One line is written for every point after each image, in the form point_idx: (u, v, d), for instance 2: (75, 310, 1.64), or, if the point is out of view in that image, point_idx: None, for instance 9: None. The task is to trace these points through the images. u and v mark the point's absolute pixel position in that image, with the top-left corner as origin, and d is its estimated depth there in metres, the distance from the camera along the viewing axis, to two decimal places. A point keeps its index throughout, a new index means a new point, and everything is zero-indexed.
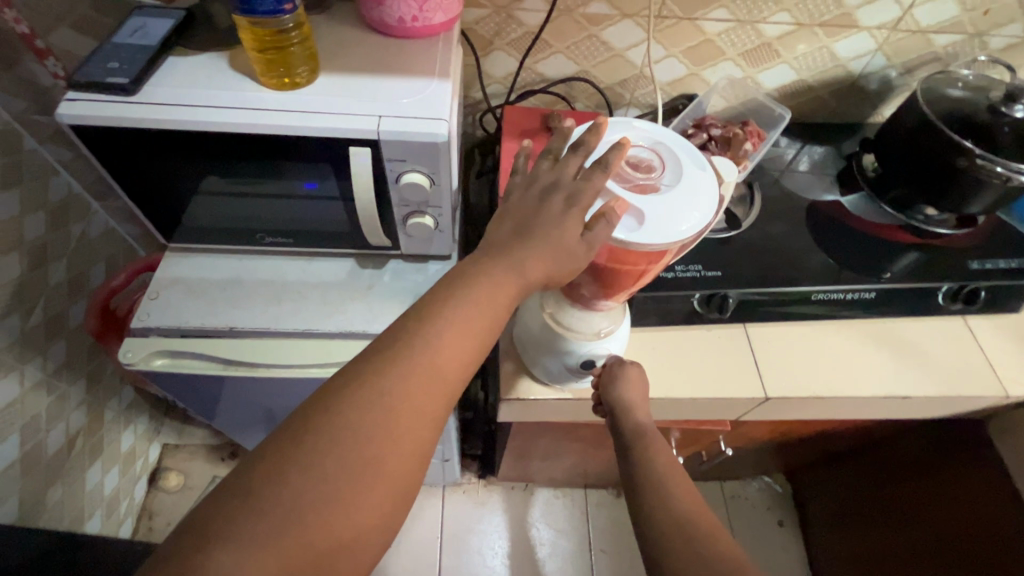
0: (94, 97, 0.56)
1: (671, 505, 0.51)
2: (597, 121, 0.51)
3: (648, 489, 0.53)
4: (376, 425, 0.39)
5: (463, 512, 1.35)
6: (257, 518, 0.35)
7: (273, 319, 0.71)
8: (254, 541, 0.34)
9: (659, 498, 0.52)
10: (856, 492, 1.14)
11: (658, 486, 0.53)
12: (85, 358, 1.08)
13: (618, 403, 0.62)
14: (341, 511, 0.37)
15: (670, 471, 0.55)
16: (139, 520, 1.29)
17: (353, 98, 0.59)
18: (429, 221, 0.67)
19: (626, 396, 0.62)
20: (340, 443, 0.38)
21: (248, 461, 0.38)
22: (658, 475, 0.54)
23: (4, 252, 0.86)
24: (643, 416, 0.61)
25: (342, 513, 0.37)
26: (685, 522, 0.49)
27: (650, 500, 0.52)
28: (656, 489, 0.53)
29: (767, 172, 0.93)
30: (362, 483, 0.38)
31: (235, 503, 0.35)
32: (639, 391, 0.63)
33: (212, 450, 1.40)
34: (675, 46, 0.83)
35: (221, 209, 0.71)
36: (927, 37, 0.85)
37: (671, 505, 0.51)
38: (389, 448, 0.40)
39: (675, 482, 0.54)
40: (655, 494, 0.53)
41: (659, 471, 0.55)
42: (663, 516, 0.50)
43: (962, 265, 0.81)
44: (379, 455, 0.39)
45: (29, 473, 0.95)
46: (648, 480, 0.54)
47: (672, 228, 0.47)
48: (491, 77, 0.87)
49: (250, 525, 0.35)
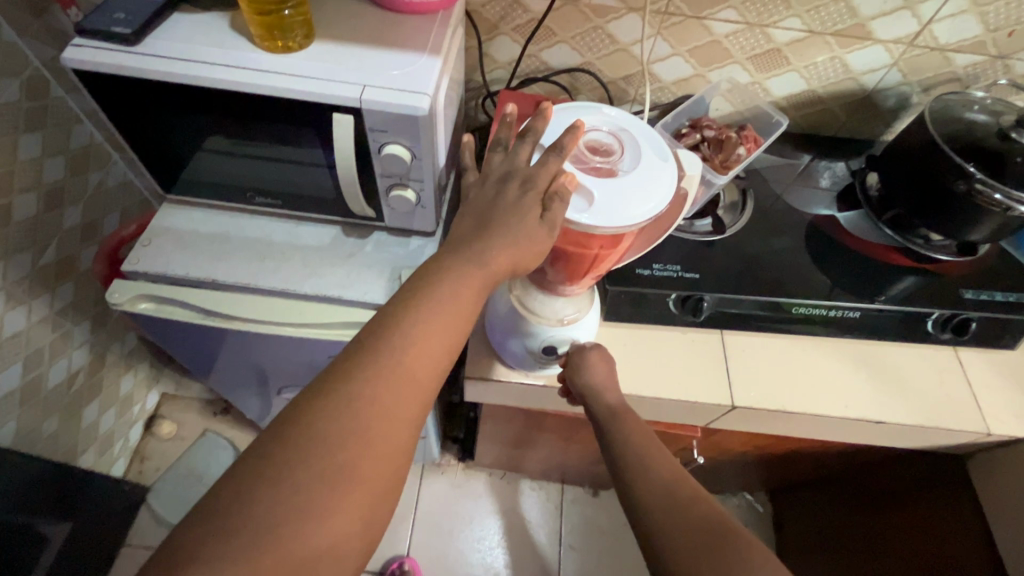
0: (96, 44, 0.59)
1: (651, 478, 0.51)
2: (542, 106, 0.53)
3: (627, 468, 0.53)
4: (346, 434, 0.40)
5: (439, 494, 1.36)
6: (229, 537, 0.36)
7: (254, 276, 0.74)
8: (223, 560, 0.35)
9: (637, 474, 0.52)
10: (834, 519, 1.12)
11: (636, 458, 0.53)
12: (93, 300, 1.13)
13: (586, 388, 0.62)
14: (317, 525, 0.38)
15: (645, 442, 0.55)
16: (131, 463, 1.35)
17: (341, 65, 0.61)
18: (411, 194, 0.70)
19: (595, 381, 0.62)
20: (312, 456, 0.39)
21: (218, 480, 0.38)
22: (633, 453, 0.54)
23: (23, 190, 0.90)
24: (614, 394, 0.61)
25: (317, 524, 0.38)
26: (667, 493, 0.49)
27: (630, 477, 0.52)
28: (635, 465, 0.53)
29: (770, 186, 0.91)
30: (336, 493, 0.39)
31: (205, 527, 0.36)
32: (607, 373, 0.63)
33: (206, 404, 1.45)
34: (680, 44, 0.85)
35: (217, 167, 0.74)
36: (945, 54, 0.84)
37: (652, 477, 0.51)
38: (362, 455, 0.41)
39: (653, 455, 0.53)
40: (636, 471, 0.52)
41: (633, 449, 0.54)
42: (644, 488, 0.50)
43: (955, 294, 0.78)
44: (352, 463, 0.40)
45: (28, 401, 1.00)
46: (626, 459, 0.54)
47: (621, 211, 0.49)
48: (495, 61, 0.89)
49: (222, 547, 0.35)
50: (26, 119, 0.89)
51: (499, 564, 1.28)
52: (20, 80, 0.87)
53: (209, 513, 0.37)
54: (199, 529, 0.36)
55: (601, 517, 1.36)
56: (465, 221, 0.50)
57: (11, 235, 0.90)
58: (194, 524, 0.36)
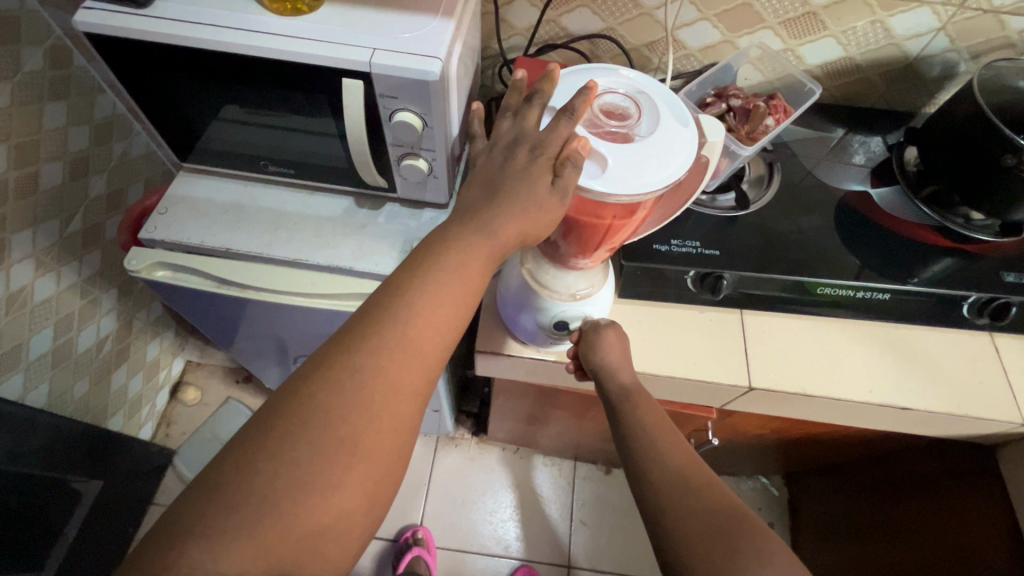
0: (107, 7, 0.58)
1: (664, 462, 0.50)
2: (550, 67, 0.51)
3: (638, 450, 0.52)
4: (348, 406, 0.40)
5: (453, 466, 1.37)
6: (231, 508, 0.36)
7: (267, 246, 0.74)
8: (225, 528, 0.35)
9: (649, 456, 0.51)
10: (852, 504, 1.10)
11: (648, 443, 0.52)
12: (119, 269, 1.16)
13: (599, 367, 0.60)
14: (318, 496, 0.38)
15: (657, 425, 0.54)
16: (158, 426, 1.41)
17: (350, 29, 0.59)
18: (423, 164, 0.68)
19: (607, 359, 0.60)
20: (315, 428, 0.39)
21: (221, 452, 0.39)
22: (645, 434, 0.53)
23: (49, 159, 0.92)
24: (627, 375, 0.59)
25: (319, 496, 0.38)
26: (680, 478, 0.48)
27: (641, 462, 0.51)
28: (647, 448, 0.51)
29: (799, 161, 0.86)
30: (338, 466, 0.39)
31: (208, 495, 0.36)
32: (620, 351, 0.62)
33: (229, 371, 1.49)
34: (709, 9, 0.80)
35: (231, 136, 0.74)
36: (999, 18, 0.78)
37: (664, 462, 0.50)
38: (363, 428, 0.40)
39: (665, 440, 0.52)
40: (648, 455, 0.51)
41: (646, 429, 0.53)
42: (656, 475, 0.49)
43: (995, 276, 0.73)
44: (353, 436, 0.40)
45: (60, 364, 1.04)
46: (638, 440, 0.53)
47: (638, 177, 0.47)
48: (513, 27, 0.87)
49: (225, 517, 0.36)
50: (51, 88, 0.90)
51: (511, 536, 1.30)
52: (44, 48, 0.88)
53: (213, 482, 0.37)
54: (204, 496, 0.36)
55: (614, 495, 1.37)
56: (474, 191, 0.48)
57: (37, 203, 0.91)
58: (199, 492, 0.37)
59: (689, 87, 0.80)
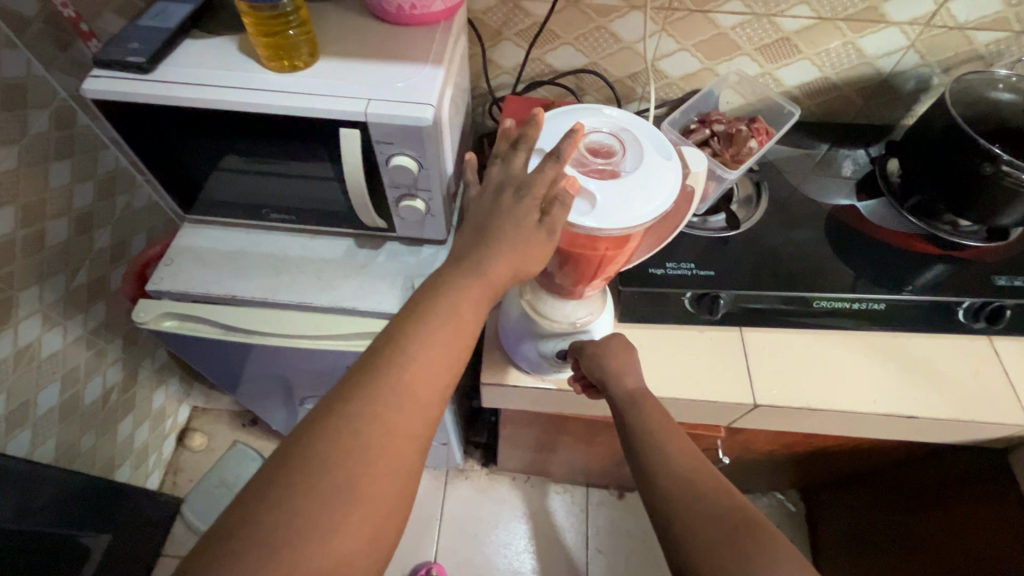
0: (113, 74, 0.61)
1: (671, 467, 0.50)
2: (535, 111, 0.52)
3: (646, 457, 0.52)
4: (347, 451, 0.41)
5: (464, 499, 1.36)
6: (238, 558, 0.36)
7: (269, 290, 0.76)
8: None
9: (656, 462, 0.51)
10: (870, 518, 1.08)
11: (656, 448, 0.52)
12: (124, 319, 1.17)
13: (603, 374, 0.60)
14: (320, 543, 0.38)
15: (665, 430, 0.54)
16: (166, 475, 1.40)
17: (345, 81, 0.62)
18: (420, 204, 0.70)
19: (608, 366, 0.60)
20: (317, 473, 0.40)
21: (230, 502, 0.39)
22: (652, 440, 0.53)
23: (55, 216, 0.94)
24: (632, 380, 0.59)
25: (322, 543, 0.38)
26: (689, 484, 0.48)
27: (650, 468, 0.51)
28: (654, 454, 0.52)
29: (786, 179, 0.88)
30: (339, 511, 0.39)
31: (218, 546, 0.37)
32: (622, 358, 0.61)
33: (235, 415, 1.49)
34: (686, 40, 0.84)
35: (233, 186, 0.76)
36: (965, 34, 0.81)
37: (671, 468, 0.50)
38: (363, 472, 0.41)
39: (673, 444, 0.52)
40: (656, 460, 0.51)
41: (653, 435, 0.53)
42: (664, 481, 0.49)
43: (986, 281, 0.75)
44: (353, 480, 0.40)
45: (66, 418, 1.05)
46: (645, 446, 0.53)
47: (626, 212, 0.49)
48: (500, 67, 0.90)
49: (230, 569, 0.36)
50: (56, 148, 0.93)
51: (526, 569, 1.28)
52: (50, 111, 0.91)
53: (223, 533, 0.37)
54: (214, 547, 0.37)
55: (628, 520, 1.35)
56: (468, 232, 0.50)
57: (44, 259, 0.93)
58: (209, 544, 0.37)
59: (675, 115, 0.82)
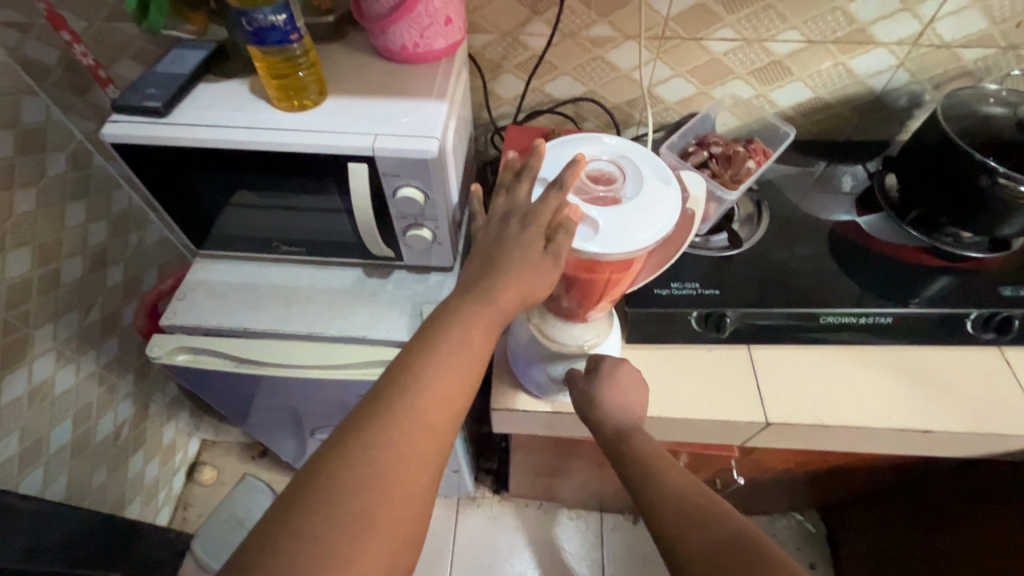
0: (131, 118, 0.64)
1: (663, 488, 0.50)
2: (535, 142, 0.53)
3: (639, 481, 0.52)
4: (363, 479, 0.41)
5: (476, 528, 1.34)
6: None
7: (281, 322, 0.77)
8: None
9: (649, 485, 0.51)
10: (893, 537, 1.06)
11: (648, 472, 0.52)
12: (136, 353, 1.18)
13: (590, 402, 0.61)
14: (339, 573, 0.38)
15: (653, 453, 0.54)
16: (175, 510, 1.39)
17: (353, 118, 0.65)
18: (427, 233, 0.72)
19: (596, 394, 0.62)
20: (335, 502, 0.40)
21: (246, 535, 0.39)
22: (642, 465, 0.53)
23: (70, 255, 0.97)
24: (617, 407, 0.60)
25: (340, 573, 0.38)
26: (681, 502, 0.48)
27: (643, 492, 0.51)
28: (646, 477, 0.52)
29: (786, 197, 0.90)
30: (356, 540, 0.39)
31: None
32: (610, 384, 0.62)
33: (245, 447, 1.49)
34: (680, 66, 0.86)
35: (244, 220, 0.78)
36: (953, 51, 0.83)
37: (663, 488, 0.50)
38: (379, 500, 0.41)
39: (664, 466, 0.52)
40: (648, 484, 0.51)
41: (642, 460, 0.54)
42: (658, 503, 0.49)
43: (992, 292, 0.75)
44: (370, 508, 0.40)
45: (78, 455, 1.05)
46: (637, 471, 0.53)
47: (628, 237, 0.50)
48: (501, 98, 0.93)
49: None
50: (72, 189, 0.96)
51: None
52: (66, 153, 0.95)
53: (240, 565, 0.38)
54: None
55: (644, 546, 1.32)
56: (475, 261, 0.51)
57: (59, 297, 0.95)
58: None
59: (673, 138, 0.84)
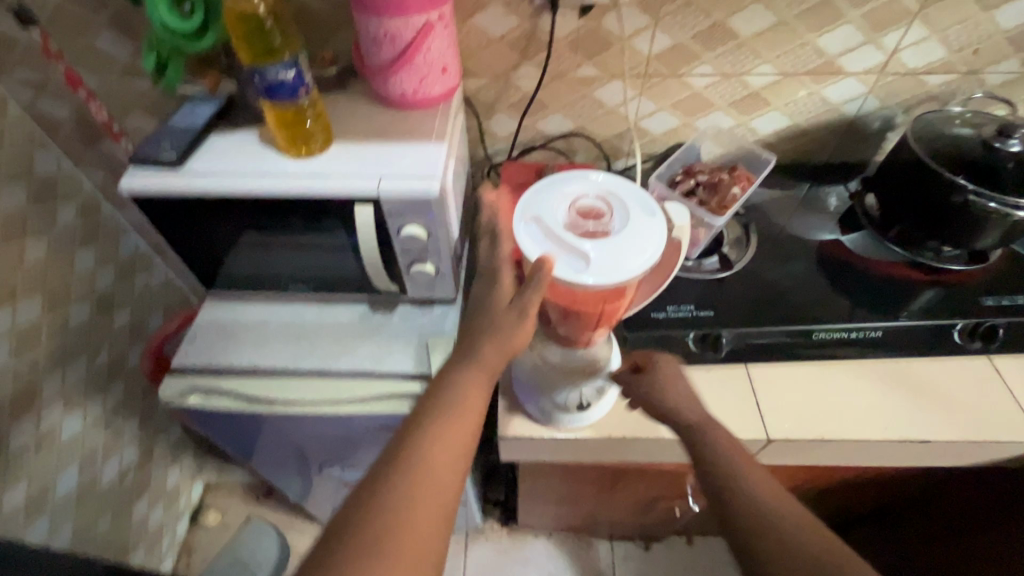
0: (147, 171, 0.67)
1: (752, 496, 0.53)
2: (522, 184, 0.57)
3: (724, 485, 0.55)
4: (393, 498, 0.46)
5: (486, 561, 1.32)
6: None
7: (290, 359, 0.79)
8: None
9: (738, 490, 0.53)
10: (905, 552, 1.05)
11: (736, 477, 0.54)
12: (141, 397, 1.19)
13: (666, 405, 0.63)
14: None
15: (740, 457, 0.56)
16: (179, 556, 1.37)
17: (357, 162, 0.68)
18: (430, 267, 0.75)
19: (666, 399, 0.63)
20: (369, 520, 0.44)
21: None
22: (723, 471, 0.56)
23: (79, 301, 0.99)
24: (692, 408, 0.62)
25: None
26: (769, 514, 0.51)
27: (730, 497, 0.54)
28: (732, 482, 0.54)
29: (772, 219, 0.94)
30: (389, 555, 0.43)
31: None
32: (678, 387, 0.64)
33: (249, 488, 1.48)
34: (664, 100, 0.91)
35: (253, 262, 0.81)
36: (918, 77, 0.89)
37: (754, 496, 0.53)
38: (407, 517, 0.45)
39: (753, 474, 0.54)
40: (735, 490, 0.54)
41: (726, 465, 0.56)
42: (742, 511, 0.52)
43: (975, 302, 0.78)
44: (400, 525, 0.44)
45: (83, 502, 1.04)
46: (720, 476, 0.55)
47: (618, 269, 0.53)
48: (495, 136, 0.98)
49: None
50: (81, 237, 0.99)
51: None
52: (77, 204, 0.99)
53: None
54: None
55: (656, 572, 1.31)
56: None
57: (67, 344, 0.97)
58: None
59: (661, 168, 0.89)
